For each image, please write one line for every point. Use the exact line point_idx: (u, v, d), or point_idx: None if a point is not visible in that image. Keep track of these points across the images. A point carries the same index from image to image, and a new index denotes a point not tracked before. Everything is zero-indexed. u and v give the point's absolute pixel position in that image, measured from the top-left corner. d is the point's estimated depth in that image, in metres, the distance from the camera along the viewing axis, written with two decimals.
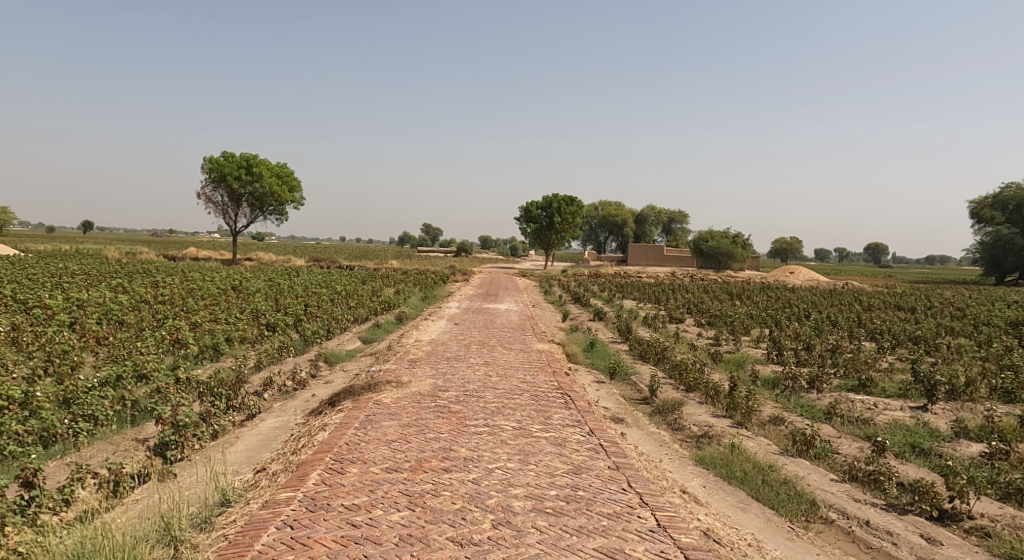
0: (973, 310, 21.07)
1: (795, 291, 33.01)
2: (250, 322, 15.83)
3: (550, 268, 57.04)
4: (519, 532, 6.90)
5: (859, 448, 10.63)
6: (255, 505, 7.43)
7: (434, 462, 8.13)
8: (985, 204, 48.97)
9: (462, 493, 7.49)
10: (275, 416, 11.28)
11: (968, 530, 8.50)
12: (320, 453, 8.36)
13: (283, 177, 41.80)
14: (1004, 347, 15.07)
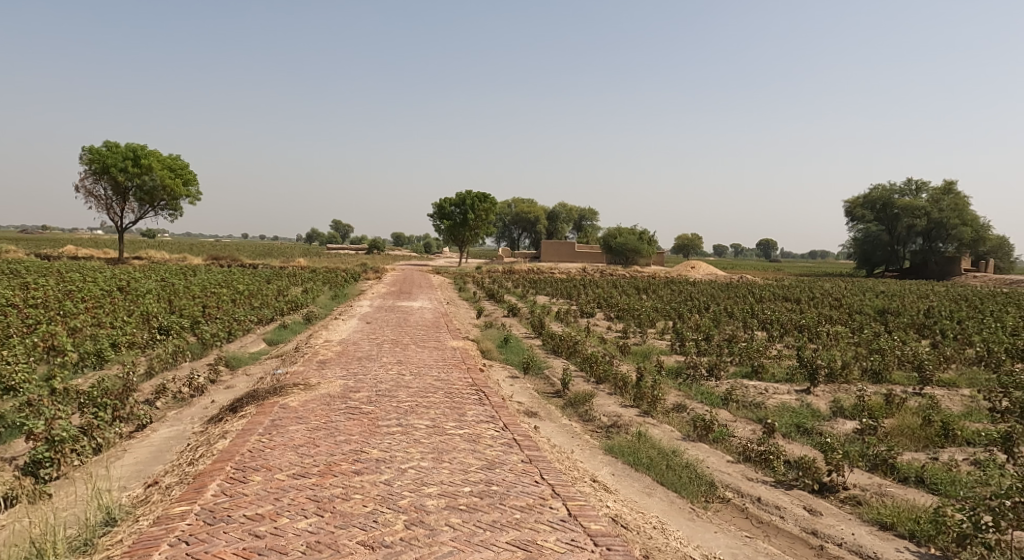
0: (849, 299, 23.00)
1: (696, 285, 34.70)
2: (140, 325, 15.12)
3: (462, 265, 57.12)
4: (432, 531, 7.05)
5: (752, 430, 11.44)
6: (145, 523, 7.22)
7: (344, 465, 8.18)
8: (858, 202, 52.80)
9: (373, 495, 7.58)
10: (168, 426, 10.91)
11: (843, 500, 9.29)
12: (219, 462, 8.20)
13: (176, 170, 39.92)
14: (875, 333, 16.58)
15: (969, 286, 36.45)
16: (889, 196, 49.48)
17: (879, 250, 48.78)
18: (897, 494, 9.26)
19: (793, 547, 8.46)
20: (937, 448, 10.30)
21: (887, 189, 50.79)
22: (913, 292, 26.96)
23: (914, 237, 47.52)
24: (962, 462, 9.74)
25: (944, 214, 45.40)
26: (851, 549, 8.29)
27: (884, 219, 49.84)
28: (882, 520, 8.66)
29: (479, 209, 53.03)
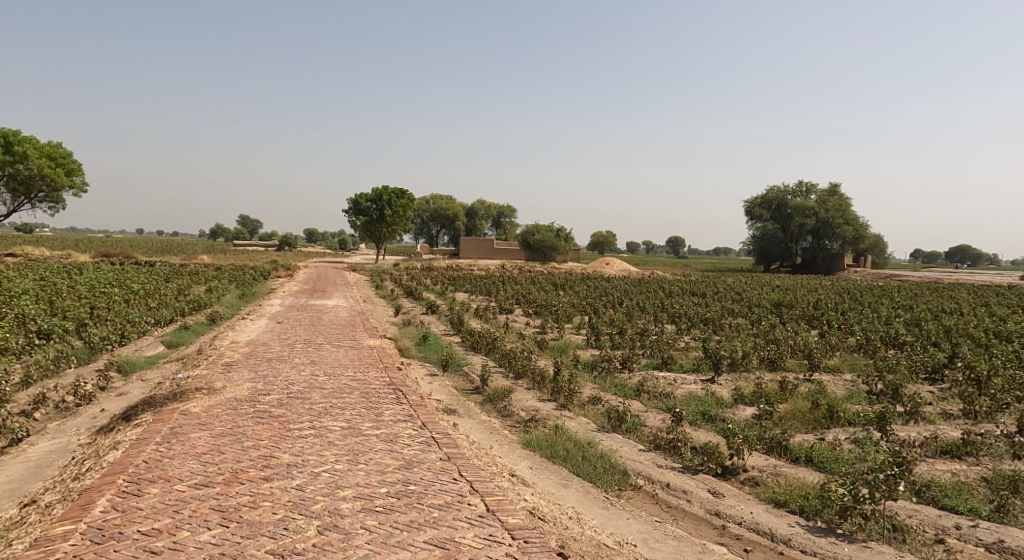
0: (750, 293, 24.41)
1: (610, 280, 35.74)
2: (17, 330, 14.19)
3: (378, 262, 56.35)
4: (346, 535, 7.04)
5: (662, 419, 12.02)
6: (22, 545, 6.87)
7: (252, 472, 8.05)
8: (756, 202, 55.54)
9: (284, 502, 7.52)
10: (49, 439, 10.36)
11: (743, 481, 9.85)
12: (109, 476, 7.90)
13: (56, 159, 37.44)
14: (772, 324, 17.70)
15: (856, 279, 39.31)
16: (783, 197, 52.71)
17: (775, 248, 51.64)
18: (789, 473, 9.92)
19: (699, 529, 8.76)
20: (823, 429, 11.18)
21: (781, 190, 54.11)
22: (805, 286, 28.88)
23: (805, 236, 50.87)
24: (845, 441, 10.62)
25: (831, 214, 49.04)
26: (751, 527, 8.64)
27: (780, 218, 52.80)
28: (777, 499, 9.12)
29: (397, 205, 52.45)
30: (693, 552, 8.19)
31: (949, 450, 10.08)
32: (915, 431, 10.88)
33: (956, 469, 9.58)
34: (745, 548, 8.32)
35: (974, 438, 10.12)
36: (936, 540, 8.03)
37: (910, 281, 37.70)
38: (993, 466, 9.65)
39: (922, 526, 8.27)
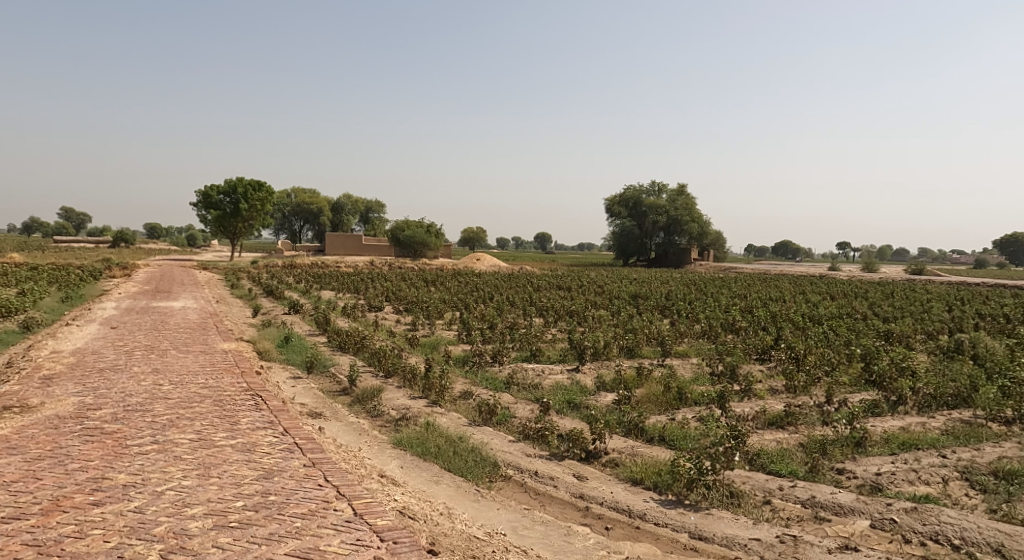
0: (611, 286, 25.81)
1: (479, 276, 36.34)
2: None
3: (233, 259, 53.41)
4: (195, 556, 6.57)
5: (531, 410, 12.48)
6: None
7: (77, 498, 7.41)
8: (615, 201, 58.12)
9: (118, 527, 6.94)
10: None
11: (604, 463, 10.47)
12: None
13: None
14: (631, 315, 18.87)
15: (703, 272, 42.57)
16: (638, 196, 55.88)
17: (631, 243, 54.31)
18: (645, 453, 10.66)
19: (565, 512, 9.20)
20: (674, 410, 12.16)
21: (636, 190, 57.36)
22: (657, 279, 30.98)
23: (657, 233, 54.33)
24: (691, 419, 11.61)
25: (680, 211, 52.92)
26: (610, 506, 9.19)
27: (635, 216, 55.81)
28: (634, 478, 9.83)
29: (254, 198, 50.15)
30: (559, 535, 8.52)
31: (775, 422, 11.40)
32: (749, 406, 12.15)
33: (780, 438, 10.82)
34: (606, 526, 8.80)
35: (794, 410, 11.51)
36: (764, 502, 8.98)
37: (747, 273, 41.52)
38: (807, 433, 11.01)
39: (753, 490, 9.25)
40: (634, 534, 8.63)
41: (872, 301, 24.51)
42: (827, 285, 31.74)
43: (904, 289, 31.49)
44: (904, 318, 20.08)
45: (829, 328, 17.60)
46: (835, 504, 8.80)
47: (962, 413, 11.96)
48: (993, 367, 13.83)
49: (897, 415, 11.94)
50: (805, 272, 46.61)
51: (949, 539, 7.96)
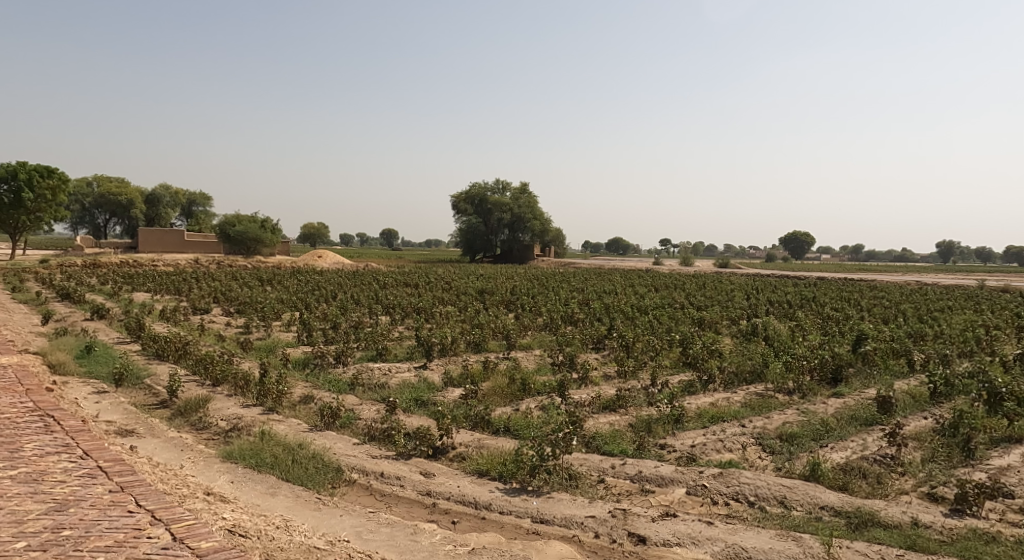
0: (458, 282, 25.87)
1: (318, 274, 34.93)
2: None
3: (22, 259, 46.94)
4: None
5: (377, 410, 12.12)
6: None
7: None
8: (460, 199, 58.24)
9: None
10: None
11: (452, 458, 10.38)
12: None
13: None
14: (477, 310, 18.99)
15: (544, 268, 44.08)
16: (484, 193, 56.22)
17: (478, 240, 54.83)
18: (491, 444, 10.68)
19: (411, 511, 9.00)
20: (519, 400, 12.38)
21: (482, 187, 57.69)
22: (502, 274, 31.57)
23: (502, 229, 55.19)
24: (534, 409, 11.87)
25: (523, 210, 54.29)
26: (458, 500, 9.11)
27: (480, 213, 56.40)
28: (480, 469, 9.82)
29: (43, 185, 44.56)
30: (405, 535, 8.31)
31: (608, 405, 11.98)
32: (585, 392, 12.67)
33: (613, 420, 11.39)
34: (453, 520, 8.74)
35: (623, 394, 12.19)
36: (599, 481, 9.39)
37: (583, 268, 43.63)
38: (635, 414, 11.69)
39: (588, 471, 9.62)
40: (480, 525, 8.62)
41: (689, 291, 26.70)
42: (652, 278, 34.09)
43: (715, 281, 34.67)
44: (714, 306, 22.10)
45: (654, 317, 18.90)
46: (657, 476, 9.39)
47: (757, 387, 13.35)
48: (781, 346, 15.64)
49: (709, 391, 13.07)
50: (637, 267, 49.79)
51: (746, 497, 8.79)
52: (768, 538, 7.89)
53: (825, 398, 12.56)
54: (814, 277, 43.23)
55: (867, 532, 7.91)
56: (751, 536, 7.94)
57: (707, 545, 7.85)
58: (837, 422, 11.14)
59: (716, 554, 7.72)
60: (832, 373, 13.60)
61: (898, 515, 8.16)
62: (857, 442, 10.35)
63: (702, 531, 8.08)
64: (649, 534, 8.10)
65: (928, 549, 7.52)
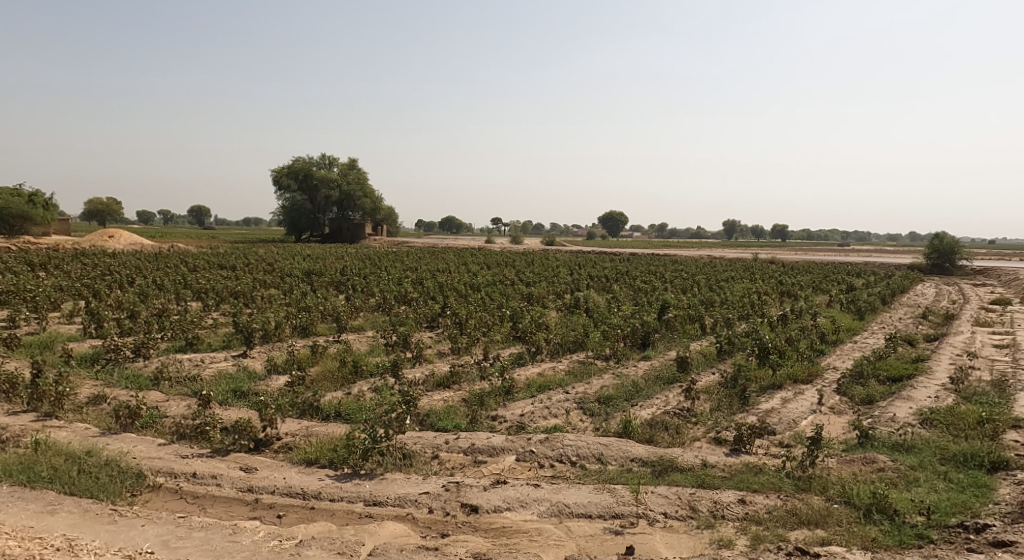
0: (280, 264, 24.46)
1: (112, 256, 31.29)
2: None
3: None
4: None
5: (187, 406, 11.12)
6: None
7: None
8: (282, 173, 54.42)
9: None
10: None
11: (277, 449, 9.76)
12: None
13: None
14: (303, 293, 18.09)
15: (372, 246, 43.17)
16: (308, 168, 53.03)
17: (303, 217, 51.84)
18: (320, 431, 10.20)
19: (230, 510, 8.36)
20: (350, 383, 11.98)
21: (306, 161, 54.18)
22: (329, 254, 30.37)
23: (330, 207, 52.88)
24: (367, 391, 11.56)
25: (351, 186, 52.59)
26: (284, 492, 8.58)
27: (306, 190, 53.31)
28: (308, 458, 9.30)
29: None
30: (223, 536, 7.71)
31: (442, 382, 11.96)
32: (419, 371, 12.55)
33: (446, 396, 11.39)
34: (278, 514, 8.23)
35: (457, 370, 12.22)
36: (433, 457, 9.32)
37: (415, 246, 43.33)
38: (469, 389, 11.78)
39: (422, 448, 9.52)
40: (309, 515, 8.19)
41: (518, 268, 27.43)
42: (482, 256, 34.57)
43: (540, 258, 35.94)
44: (540, 282, 22.91)
45: (486, 294, 19.21)
46: (489, 446, 9.53)
47: (579, 356, 14.04)
48: (599, 317, 16.60)
49: (536, 361, 13.56)
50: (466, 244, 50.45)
51: (569, 458, 9.20)
52: (587, 492, 8.32)
53: (636, 361, 13.58)
54: (626, 252, 46.49)
55: (667, 477, 8.62)
56: (573, 493, 8.31)
57: (534, 506, 8.10)
58: (645, 383, 12.04)
59: (543, 514, 7.98)
60: (641, 338, 14.67)
61: (691, 459, 9.00)
62: (660, 399, 11.27)
63: (529, 493, 8.30)
64: (481, 502, 8.16)
65: (713, 485, 8.34)
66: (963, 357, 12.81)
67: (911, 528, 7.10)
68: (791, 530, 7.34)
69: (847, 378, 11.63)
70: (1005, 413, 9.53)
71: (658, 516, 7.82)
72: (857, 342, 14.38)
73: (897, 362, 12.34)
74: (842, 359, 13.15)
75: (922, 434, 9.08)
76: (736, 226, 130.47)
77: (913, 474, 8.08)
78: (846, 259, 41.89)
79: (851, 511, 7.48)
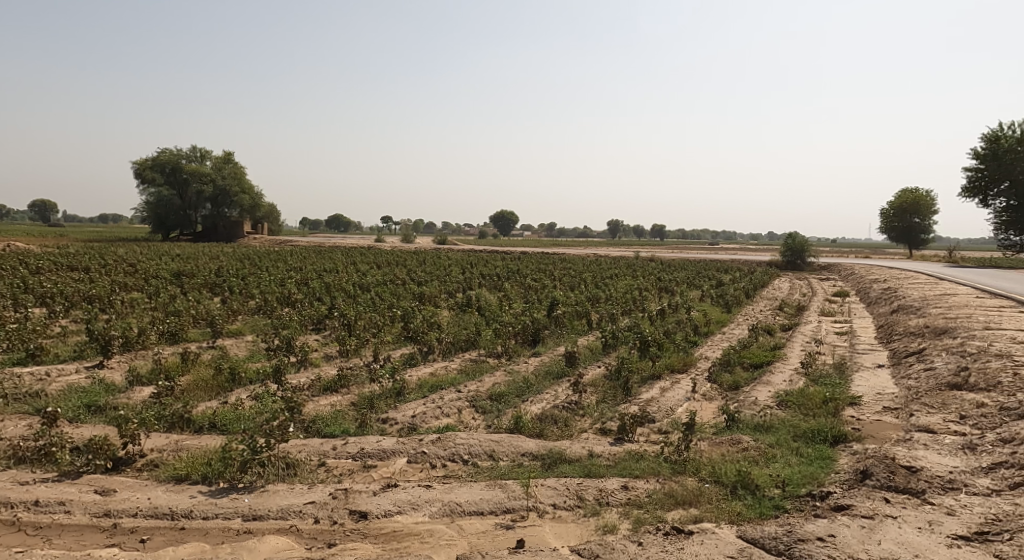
0: (144, 264, 22.85)
1: None
2: None
3: None
4: None
5: (27, 425, 10.13)
6: None
7: None
8: (145, 164, 50.28)
9: None
10: None
11: (140, 468, 8.97)
12: None
13: None
14: (170, 296, 17.02)
15: (251, 246, 41.36)
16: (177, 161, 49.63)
17: (171, 214, 48.26)
18: (191, 445, 9.57)
19: (82, 538, 7.61)
20: (226, 392, 11.50)
21: (173, 153, 50.49)
22: (203, 254, 28.72)
23: (202, 203, 49.92)
24: (245, 399, 11.12)
25: (226, 181, 50.21)
26: (148, 515, 7.95)
27: (174, 183, 49.64)
28: (178, 475, 8.71)
29: None
30: None
31: (329, 387, 11.75)
32: (304, 376, 12.23)
33: (334, 401, 11.21)
34: (142, 538, 7.62)
35: (345, 373, 12.05)
36: (319, 465, 9.15)
37: (300, 245, 41.99)
38: (358, 392, 11.66)
39: (308, 456, 9.31)
40: (177, 537, 7.66)
41: (409, 267, 27.23)
42: (372, 255, 33.99)
43: (431, 257, 35.81)
44: (432, 281, 22.89)
45: (375, 294, 18.97)
46: (379, 450, 9.50)
47: (471, 354, 14.19)
48: (491, 315, 16.85)
49: (429, 361, 13.60)
50: (353, 243, 49.56)
51: (461, 456, 9.35)
52: (479, 490, 8.50)
53: (527, 357, 13.92)
54: (515, 252, 47.26)
55: (557, 469, 8.96)
56: (465, 491, 8.46)
57: (425, 508, 8.16)
58: (535, 378, 12.39)
59: (435, 515, 8.06)
60: (532, 334, 15.09)
61: (578, 450, 9.40)
62: (550, 393, 11.65)
63: (420, 495, 8.36)
64: (370, 508, 8.11)
65: (598, 474, 8.76)
66: (812, 344, 14.16)
67: (769, 500, 7.80)
68: (668, 511, 7.85)
69: (716, 365, 12.55)
70: (844, 392, 10.67)
71: (547, 508, 8.12)
72: (725, 332, 15.50)
73: (758, 350, 13.45)
74: (712, 349, 14.12)
75: (778, 415, 9.97)
76: (620, 225, 135.82)
77: (770, 451, 8.86)
78: (715, 256, 44.79)
79: (720, 489, 8.10)
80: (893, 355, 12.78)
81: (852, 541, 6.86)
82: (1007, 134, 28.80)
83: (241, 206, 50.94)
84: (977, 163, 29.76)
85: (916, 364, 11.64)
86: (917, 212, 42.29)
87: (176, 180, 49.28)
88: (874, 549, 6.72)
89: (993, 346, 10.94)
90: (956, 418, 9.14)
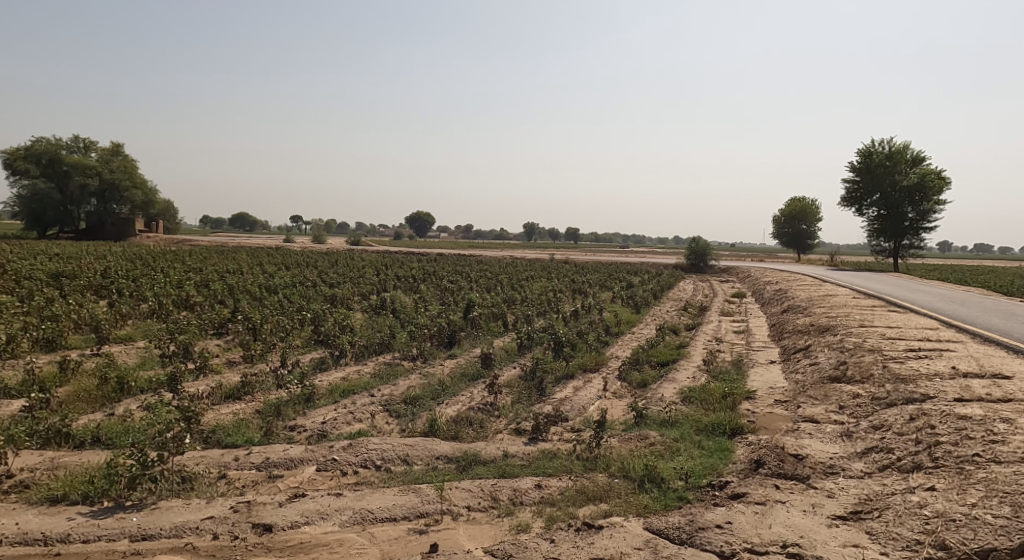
0: (17, 265, 21.06)
1: None
2: None
3: None
4: None
5: None
6: None
7: None
8: (17, 154, 46.13)
9: None
10: None
11: (8, 490, 8.25)
12: None
13: None
14: (46, 300, 15.73)
15: (145, 246, 39.15)
16: (56, 152, 46.10)
17: (50, 210, 44.75)
18: (70, 462, 8.88)
19: None
20: (113, 403, 10.79)
21: (50, 144, 46.72)
22: (86, 254, 26.76)
23: (87, 198, 46.77)
24: (135, 411, 10.45)
25: (114, 175, 47.20)
26: (15, 542, 7.34)
27: (52, 176, 45.70)
28: (53, 495, 8.06)
29: None
30: None
31: (231, 394, 11.24)
32: (203, 384, 11.65)
33: (237, 410, 10.74)
34: None
35: (249, 380, 11.58)
36: (218, 478, 8.72)
37: (200, 245, 40.22)
38: (263, 399, 11.22)
39: (206, 469, 8.88)
40: None
41: (320, 269, 26.50)
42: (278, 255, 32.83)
43: (343, 257, 34.96)
44: (345, 283, 22.39)
45: (284, 296, 18.36)
46: (285, 459, 9.17)
47: (385, 357, 13.92)
48: (406, 317, 16.64)
49: (340, 365, 13.26)
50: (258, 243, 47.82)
51: (373, 462, 9.14)
52: (391, 496, 8.35)
53: (442, 360, 13.82)
54: (430, 252, 46.94)
55: (471, 471, 8.91)
56: (377, 498, 8.29)
57: (334, 517, 7.93)
58: (451, 381, 12.30)
59: (345, 523, 7.85)
60: (447, 336, 15.06)
61: (492, 451, 9.39)
62: (465, 395, 11.61)
63: (329, 504, 8.13)
64: (275, 520, 7.81)
65: (513, 474, 8.79)
66: (713, 342, 14.78)
67: (673, 492, 8.07)
68: (580, 507, 7.97)
69: (626, 364, 12.89)
70: (741, 387, 11.18)
71: (461, 510, 8.07)
72: (636, 332, 15.95)
73: (664, 349, 13.91)
74: (623, 348, 14.46)
75: (683, 411, 10.32)
76: (535, 228, 137.39)
77: (675, 445, 9.18)
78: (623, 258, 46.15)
79: (628, 484, 8.30)
80: (784, 352, 13.50)
81: (746, 527, 7.17)
82: (880, 149, 31.15)
83: (132, 202, 48.72)
84: (854, 175, 32.03)
85: (803, 360, 12.35)
86: (805, 219, 44.95)
87: (53, 172, 45.53)
88: (766, 534, 7.05)
89: (868, 341, 11.73)
90: (837, 408, 9.74)
